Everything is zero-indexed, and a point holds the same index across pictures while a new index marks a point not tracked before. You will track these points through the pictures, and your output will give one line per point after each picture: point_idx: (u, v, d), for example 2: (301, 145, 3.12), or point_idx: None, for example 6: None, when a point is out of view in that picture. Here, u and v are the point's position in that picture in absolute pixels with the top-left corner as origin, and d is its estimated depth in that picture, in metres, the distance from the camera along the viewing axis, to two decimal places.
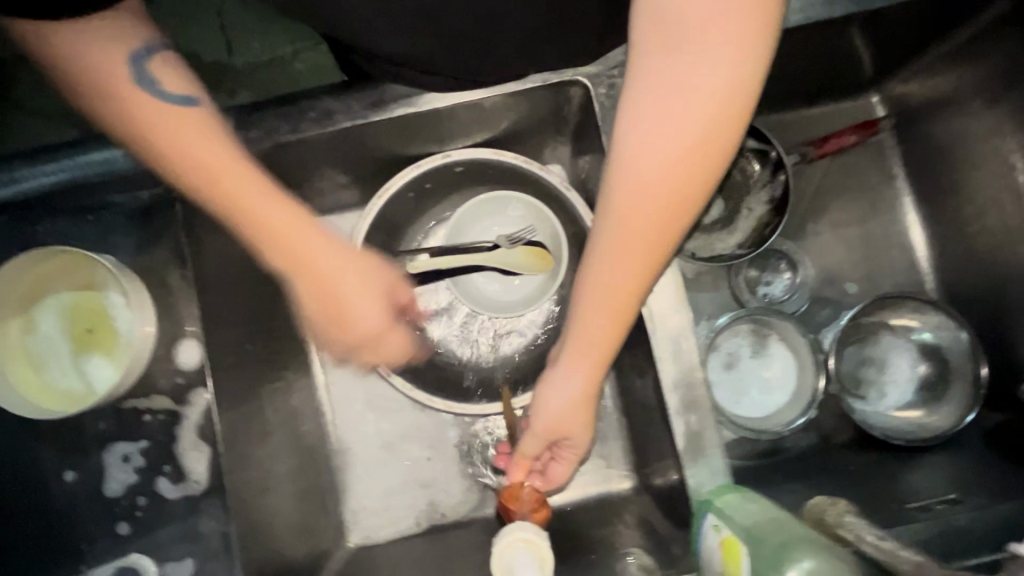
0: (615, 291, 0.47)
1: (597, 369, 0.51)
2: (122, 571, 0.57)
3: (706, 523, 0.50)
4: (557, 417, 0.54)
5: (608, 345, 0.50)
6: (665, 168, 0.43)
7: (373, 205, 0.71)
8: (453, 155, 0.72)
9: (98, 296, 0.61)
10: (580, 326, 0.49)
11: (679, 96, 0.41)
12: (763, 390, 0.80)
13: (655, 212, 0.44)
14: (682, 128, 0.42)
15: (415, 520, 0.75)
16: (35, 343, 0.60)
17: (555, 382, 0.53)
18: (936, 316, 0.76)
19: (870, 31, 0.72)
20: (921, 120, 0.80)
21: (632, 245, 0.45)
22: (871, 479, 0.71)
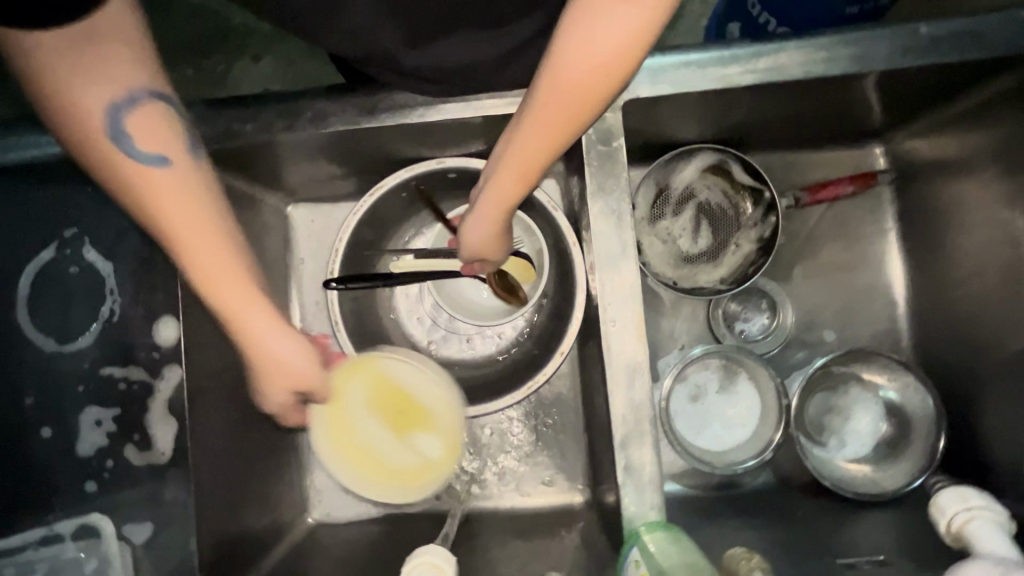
0: (521, 166, 0.52)
1: (502, 220, 0.58)
2: (84, 527, 0.58)
3: (629, 556, 0.53)
4: (473, 247, 0.62)
5: (512, 204, 0.56)
6: (579, 76, 0.46)
7: (362, 203, 0.73)
8: (447, 161, 0.72)
9: (381, 379, 0.64)
10: (491, 188, 0.55)
11: (603, 17, 0.43)
12: (724, 426, 0.81)
13: (567, 108, 0.47)
14: (603, 50, 0.44)
15: (375, 504, 0.78)
16: (372, 441, 0.64)
17: (470, 222, 0.59)
18: (906, 376, 0.77)
19: (878, 89, 0.70)
20: (920, 180, 0.80)
21: (539, 133, 0.49)
22: (815, 526, 0.73)
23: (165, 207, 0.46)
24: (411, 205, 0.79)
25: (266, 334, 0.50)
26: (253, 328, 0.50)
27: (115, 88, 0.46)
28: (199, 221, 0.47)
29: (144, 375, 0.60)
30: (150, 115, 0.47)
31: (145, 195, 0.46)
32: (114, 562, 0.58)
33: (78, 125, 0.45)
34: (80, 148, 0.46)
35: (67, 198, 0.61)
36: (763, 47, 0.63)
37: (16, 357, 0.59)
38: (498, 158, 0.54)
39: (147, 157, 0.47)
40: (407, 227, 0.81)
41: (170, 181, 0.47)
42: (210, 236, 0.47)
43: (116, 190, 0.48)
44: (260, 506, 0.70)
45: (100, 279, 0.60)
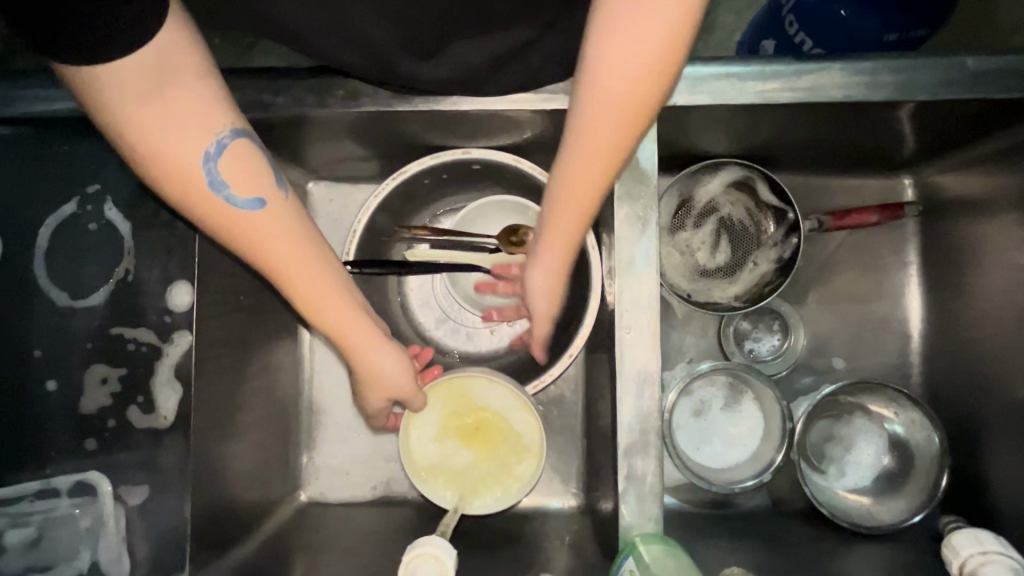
0: (579, 194, 0.49)
1: (567, 255, 0.54)
2: (80, 484, 0.57)
3: (624, 565, 0.53)
4: (539, 298, 0.57)
5: (576, 239, 0.53)
6: (626, 87, 0.44)
7: (386, 185, 0.72)
8: (473, 152, 0.71)
9: (465, 400, 0.70)
10: (554, 225, 0.52)
11: (638, 24, 0.42)
12: (725, 443, 0.81)
13: (617, 123, 0.46)
14: (637, 55, 0.43)
15: (373, 488, 0.79)
16: (455, 458, 0.69)
17: (532, 271, 0.56)
18: (914, 412, 0.76)
19: (915, 120, 0.69)
20: (946, 215, 0.79)
21: (597, 157, 0.47)
22: (810, 552, 0.71)
23: (268, 245, 0.48)
24: (432, 191, 0.78)
25: (375, 352, 0.55)
26: (357, 345, 0.54)
27: (204, 135, 0.45)
28: (301, 253, 0.49)
29: (152, 338, 0.59)
30: (241, 155, 0.47)
31: (256, 238, 0.48)
32: (108, 522, 0.57)
33: (170, 174, 0.45)
34: (184, 202, 0.46)
35: (93, 155, 0.61)
36: (805, 67, 0.63)
37: (31, 308, 0.59)
38: (553, 191, 0.51)
39: (243, 201, 0.47)
40: (425, 214, 0.81)
41: (269, 221, 0.48)
42: (314, 265, 0.50)
43: (216, 232, 0.48)
44: (255, 480, 0.70)
45: (118, 238, 0.60)
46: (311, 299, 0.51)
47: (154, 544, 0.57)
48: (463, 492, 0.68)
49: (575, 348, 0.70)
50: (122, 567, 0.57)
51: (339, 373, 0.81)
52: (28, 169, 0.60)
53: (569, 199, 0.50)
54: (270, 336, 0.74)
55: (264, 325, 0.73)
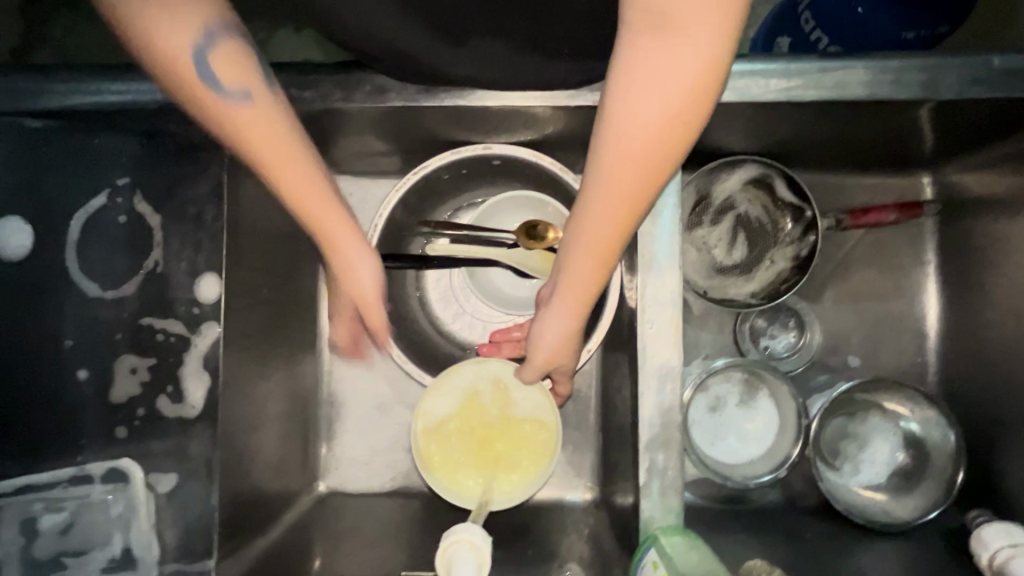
0: (595, 249, 0.48)
1: (583, 309, 0.53)
2: (111, 470, 0.59)
3: (646, 557, 0.53)
4: (552, 350, 0.58)
5: (594, 290, 0.52)
6: (648, 134, 0.42)
7: (408, 180, 0.73)
8: (494, 148, 0.72)
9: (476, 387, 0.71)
10: (568, 278, 0.51)
11: (664, 65, 0.40)
12: (740, 439, 0.81)
13: (634, 181, 0.45)
14: (653, 114, 0.42)
15: (391, 479, 0.80)
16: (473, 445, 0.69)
17: (545, 323, 0.56)
18: (930, 410, 0.77)
19: (937, 119, 0.69)
20: (964, 214, 0.79)
21: (618, 202, 0.45)
22: (825, 548, 0.72)
23: (250, 137, 0.49)
24: (452, 186, 0.79)
25: (354, 254, 0.57)
26: (339, 244, 0.56)
27: (196, 26, 0.45)
28: (281, 149, 0.50)
29: (181, 329, 0.60)
30: (232, 51, 0.47)
31: (239, 131, 0.49)
32: (138, 508, 0.58)
33: (162, 60, 0.46)
34: (176, 87, 0.47)
35: (123, 148, 0.62)
36: (831, 65, 0.63)
37: (63, 298, 0.60)
38: (569, 244, 0.50)
39: (230, 91, 0.48)
40: (445, 209, 0.81)
41: (254, 114, 0.49)
42: (295, 161, 0.51)
43: (200, 117, 0.49)
44: (278, 470, 0.71)
45: (147, 230, 0.61)
46: (292, 195, 0.52)
47: (182, 531, 0.58)
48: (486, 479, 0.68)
49: (594, 344, 0.70)
50: (151, 553, 0.58)
51: (360, 366, 0.83)
52: (59, 162, 0.61)
53: (583, 255, 0.49)
54: (291, 328, 0.75)
55: (286, 318, 0.74)
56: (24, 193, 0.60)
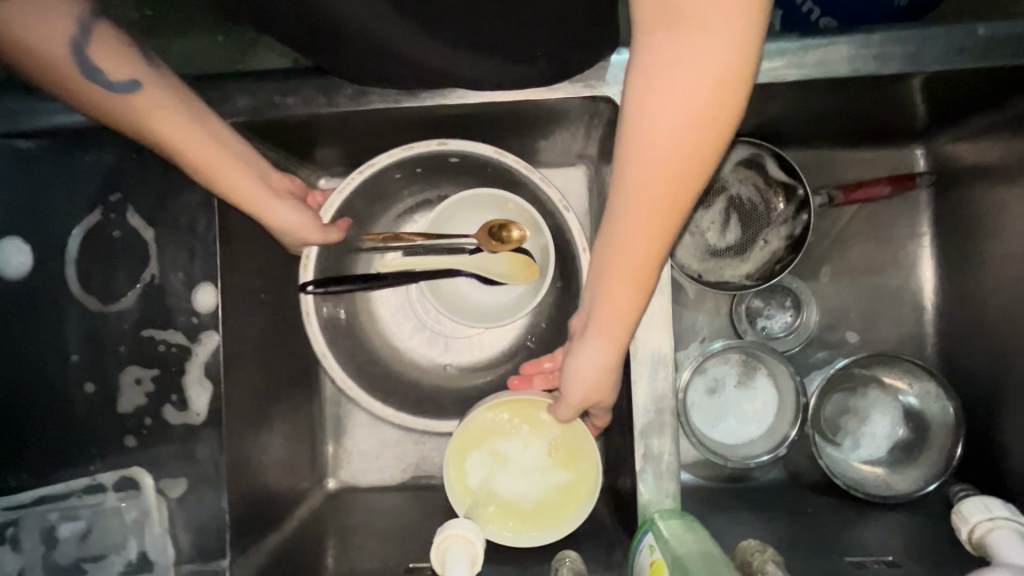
0: (629, 269, 0.45)
1: (622, 338, 0.49)
2: (124, 478, 0.61)
3: (643, 542, 0.53)
4: (588, 388, 0.54)
5: (633, 315, 0.48)
6: (678, 133, 0.39)
7: (350, 181, 0.71)
8: (449, 144, 0.71)
9: (507, 428, 0.68)
10: (603, 304, 0.48)
11: (685, 58, 0.37)
12: (739, 419, 0.82)
13: (667, 191, 0.41)
14: (679, 115, 0.39)
15: (401, 471, 0.82)
16: (502, 488, 0.67)
17: (580, 358, 0.52)
18: (929, 383, 0.76)
19: (926, 90, 0.68)
20: (958, 185, 0.78)
21: (649, 215, 0.42)
22: (824, 523, 0.73)
23: (153, 125, 0.50)
24: (403, 185, 0.78)
25: (275, 207, 0.60)
26: (261, 203, 0.59)
27: (66, 25, 0.45)
28: (185, 131, 0.51)
29: (182, 338, 0.61)
30: (111, 44, 0.47)
31: (140, 119, 0.50)
32: (152, 514, 0.60)
33: (44, 64, 0.46)
34: (64, 87, 0.47)
35: (114, 164, 0.62)
36: (814, 43, 0.62)
37: (66, 314, 0.61)
38: (600, 266, 0.47)
39: (121, 85, 0.48)
40: (395, 208, 0.81)
41: (150, 104, 0.49)
42: (200, 141, 0.53)
43: (95, 111, 0.50)
44: (285, 469, 0.73)
45: (142, 243, 0.62)
46: (208, 169, 0.54)
47: (196, 534, 0.60)
48: (520, 526, 0.65)
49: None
50: (168, 556, 0.60)
51: None
52: (53, 180, 0.62)
53: (619, 277, 0.46)
54: (292, 330, 0.77)
55: (286, 321, 0.75)
56: (21, 213, 0.62)
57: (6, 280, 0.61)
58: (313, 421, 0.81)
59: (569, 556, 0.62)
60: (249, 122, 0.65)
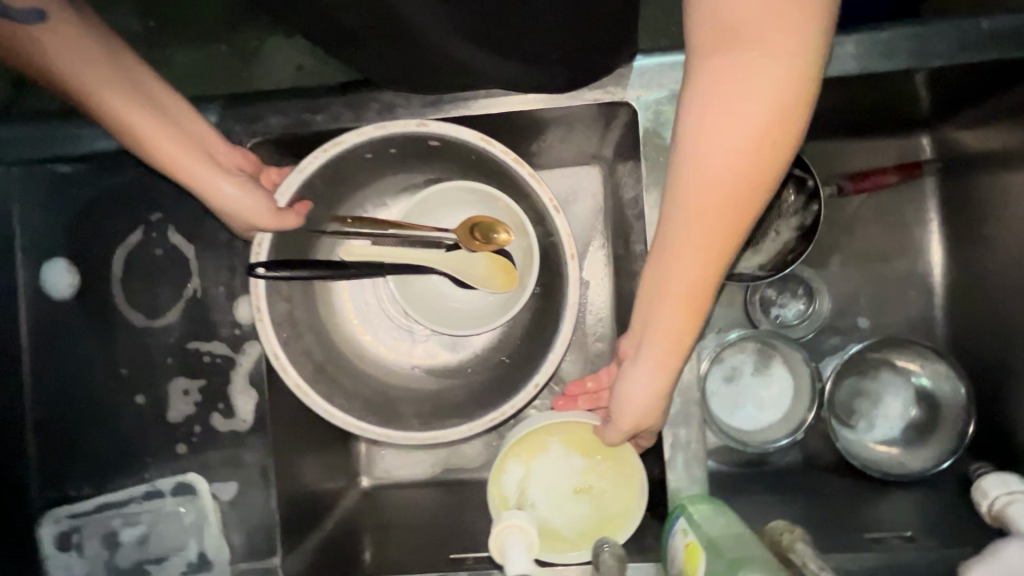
0: (681, 289, 0.48)
1: (675, 358, 0.51)
2: (179, 485, 0.64)
3: (676, 526, 0.56)
4: (641, 409, 0.55)
5: (685, 336, 0.50)
6: (735, 155, 0.42)
7: (312, 159, 0.63)
8: (431, 126, 0.64)
9: (559, 444, 0.67)
10: (655, 323, 0.50)
11: (737, 91, 0.41)
12: (756, 406, 0.85)
13: (719, 215, 0.44)
14: (732, 144, 0.42)
15: (431, 466, 0.84)
16: (538, 499, 0.67)
17: (631, 376, 0.54)
18: (940, 364, 0.79)
19: (931, 83, 0.70)
20: (962, 171, 0.81)
21: (701, 237, 0.45)
22: (843, 502, 0.76)
23: (65, 65, 0.47)
24: (375, 169, 0.71)
25: (210, 176, 0.55)
26: (194, 171, 0.54)
27: None
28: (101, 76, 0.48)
29: (225, 349, 0.64)
30: None
31: (52, 58, 0.47)
32: (209, 517, 0.64)
33: None
34: None
35: (151, 184, 0.65)
36: None
37: (114, 330, 0.64)
38: (652, 288, 0.50)
39: (21, 11, 0.45)
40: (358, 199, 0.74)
41: (60, 38, 0.46)
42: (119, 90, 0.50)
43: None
44: (323, 468, 0.76)
45: (183, 260, 0.65)
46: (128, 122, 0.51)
47: (247, 534, 0.64)
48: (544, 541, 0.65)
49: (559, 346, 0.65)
50: (223, 555, 0.63)
51: None
52: (93, 203, 0.65)
53: (671, 297, 0.48)
54: None
55: None
56: (66, 236, 0.64)
57: (56, 300, 0.64)
58: None
59: (609, 543, 0.60)
60: (280, 138, 0.68)
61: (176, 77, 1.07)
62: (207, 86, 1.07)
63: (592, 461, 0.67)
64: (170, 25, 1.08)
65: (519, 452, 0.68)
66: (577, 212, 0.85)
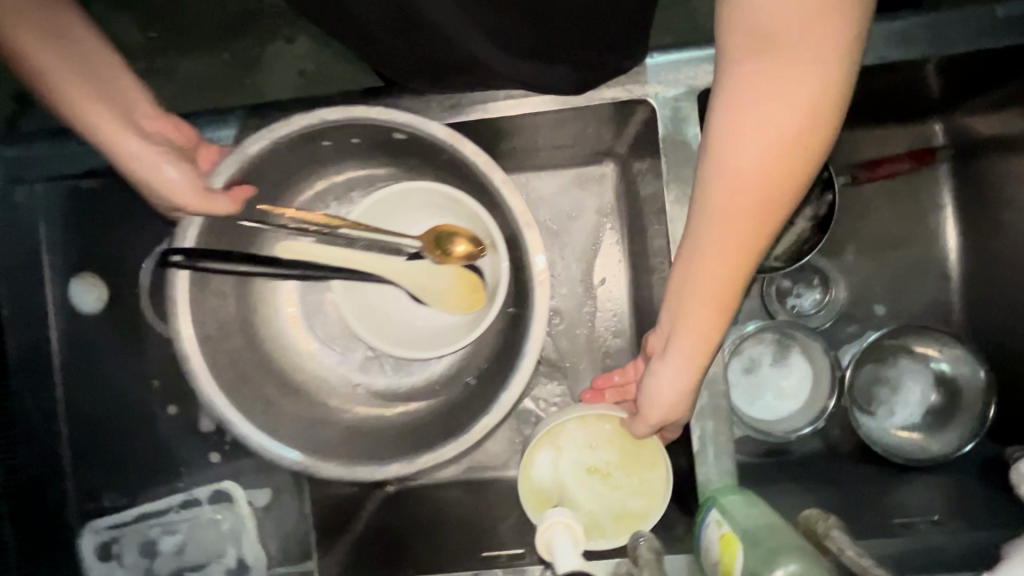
0: (711, 290, 0.49)
1: (703, 356, 0.53)
2: (215, 493, 0.67)
3: (708, 517, 0.57)
4: (668, 404, 0.57)
5: (713, 334, 0.51)
6: (767, 161, 0.43)
7: (258, 137, 0.60)
8: (396, 117, 0.60)
9: (591, 437, 0.68)
10: (684, 323, 0.51)
11: (770, 98, 0.41)
12: (777, 396, 0.85)
13: (749, 218, 0.45)
14: (765, 149, 0.42)
15: (457, 464, 0.82)
16: (566, 490, 0.68)
17: (660, 373, 0.56)
18: (958, 349, 0.80)
19: (943, 73, 0.70)
20: (977, 156, 0.81)
21: (732, 239, 0.46)
22: (866, 488, 0.77)
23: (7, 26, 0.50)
24: (336, 155, 0.68)
25: (137, 149, 0.56)
26: (126, 145, 0.56)
27: None
28: (39, 41, 0.51)
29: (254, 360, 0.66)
30: None
31: None
32: (244, 523, 0.67)
33: None
34: None
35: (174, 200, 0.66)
36: None
37: (146, 344, 0.66)
38: (681, 288, 0.51)
39: None
40: (302, 185, 0.70)
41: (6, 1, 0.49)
42: (60, 58, 0.52)
43: None
44: None
45: None
46: (63, 89, 0.52)
47: (282, 537, 0.68)
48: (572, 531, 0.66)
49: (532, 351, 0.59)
50: (260, 559, 0.66)
51: None
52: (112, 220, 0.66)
53: (701, 298, 0.49)
54: None
55: None
56: (94, 252, 0.66)
57: (86, 316, 0.66)
58: None
59: (644, 536, 0.60)
60: None
61: (183, 88, 1.07)
62: (214, 96, 1.07)
63: (622, 455, 0.68)
64: (176, 35, 1.08)
65: (552, 441, 0.68)
66: (592, 209, 0.86)
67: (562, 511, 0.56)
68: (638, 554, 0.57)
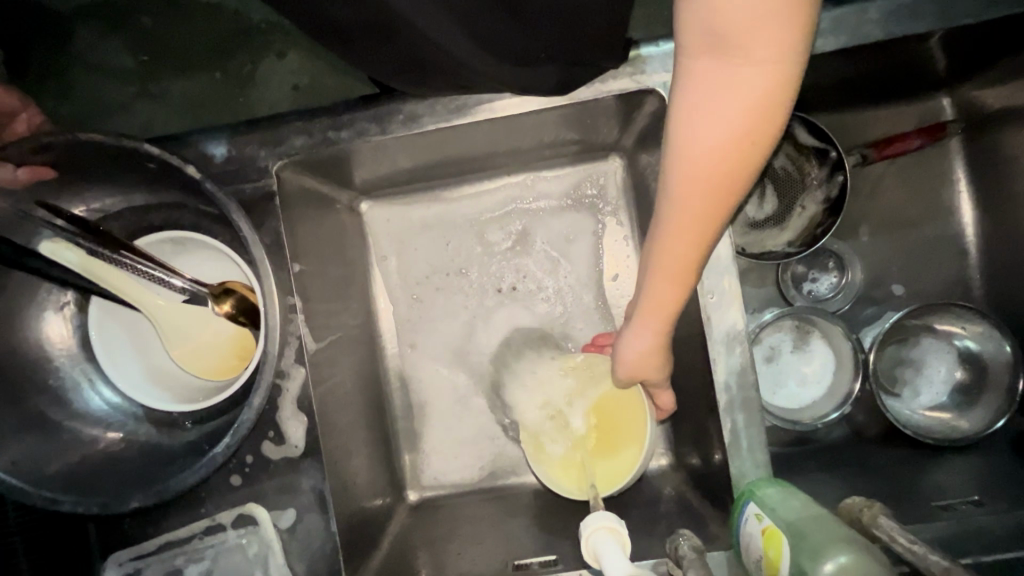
0: (673, 269, 0.49)
1: (666, 326, 0.54)
2: (241, 515, 0.65)
3: (748, 511, 0.56)
4: (635, 365, 0.59)
5: (674, 308, 0.52)
6: (718, 157, 0.42)
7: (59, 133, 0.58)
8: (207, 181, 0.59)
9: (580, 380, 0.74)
10: (647, 297, 0.52)
11: (727, 81, 0.39)
12: (799, 382, 0.85)
13: (708, 201, 0.44)
14: (722, 133, 0.41)
15: (479, 467, 0.82)
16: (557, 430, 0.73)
17: (628, 339, 0.57)
18: (982, 325, 0.78)
19: (947, 44, 0.69)
20: (989, 128, 0.79)
21: (691, 221, 0.46)
22: (898, 472, 0.75)
23: None
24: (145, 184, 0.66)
25: None
26: None
27: None
28: None
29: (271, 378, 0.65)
30: None
31: None
32: (272, 546, 0.64)
33: None
34: None
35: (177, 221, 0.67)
36: (846, 11, 0.63)
37: None
38: (645, 263, 0.51)
39: None
40: (115, 194, 0.67)
41: None
42: None
43: None
44: (371, 487, 0.74)
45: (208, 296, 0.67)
46: None
47: (308, 559, 0.64)
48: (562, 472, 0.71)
49: (234, 444, 0.58)
50: None
51: (429, 371, 0.85)
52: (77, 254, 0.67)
53: (662, 275, 0.50)
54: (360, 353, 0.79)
55: (353, 345, 0.78)
56: None
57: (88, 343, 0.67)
58: (387, 436, 0.83)
59: (683, 536, 0.59)
60: (305, 159, 0.67)
61: (176, 109, 1.06)
62: (209, 116, 1.07)
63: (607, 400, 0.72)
64: (164, 57, 1.06)
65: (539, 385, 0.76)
66: (600, 206, 0.85)
67: (606, 516, 0.55)
68: (681, 555, 0.55)
